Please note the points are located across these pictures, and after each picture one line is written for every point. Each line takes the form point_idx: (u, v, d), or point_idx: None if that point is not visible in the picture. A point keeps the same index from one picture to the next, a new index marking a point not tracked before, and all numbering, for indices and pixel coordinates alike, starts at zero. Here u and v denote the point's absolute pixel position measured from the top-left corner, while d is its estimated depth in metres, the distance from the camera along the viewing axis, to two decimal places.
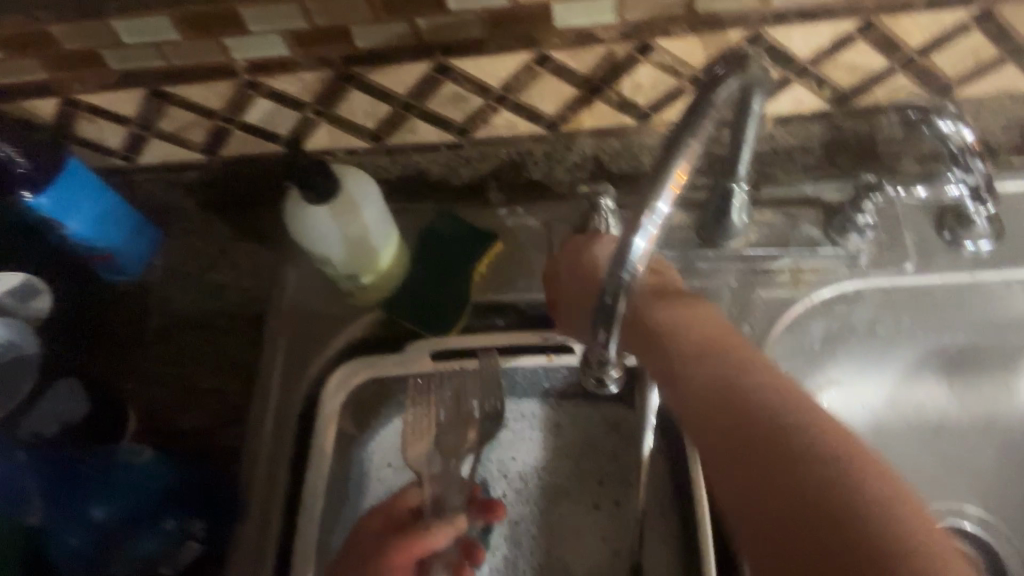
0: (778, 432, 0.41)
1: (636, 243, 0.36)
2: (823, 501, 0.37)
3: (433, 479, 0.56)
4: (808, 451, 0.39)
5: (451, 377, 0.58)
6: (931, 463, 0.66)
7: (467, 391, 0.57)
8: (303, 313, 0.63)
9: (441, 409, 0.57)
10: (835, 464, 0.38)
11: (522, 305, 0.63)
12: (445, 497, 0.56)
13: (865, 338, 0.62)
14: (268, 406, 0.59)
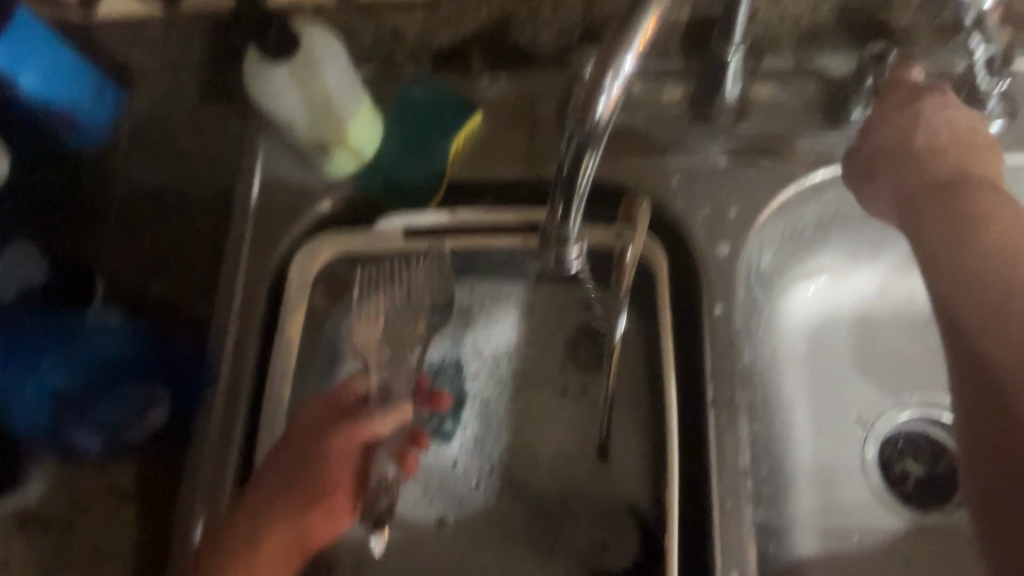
0: None
1: (600, 103, 0.33)
2: None
3: (380, 368, 0.53)
4: None
5: (403, 267, 0.56)
6: (920, 355, 0.64)
7: (417, 283, 0.56)
8: (273, 184, 0.60)
9: (393, 297, 0.55)
10: None
11: (501, 185, 0.59)
12: (393, 386, 0.54)
13: (858, 223, 0.61)
14: (236, 277, 0.58)
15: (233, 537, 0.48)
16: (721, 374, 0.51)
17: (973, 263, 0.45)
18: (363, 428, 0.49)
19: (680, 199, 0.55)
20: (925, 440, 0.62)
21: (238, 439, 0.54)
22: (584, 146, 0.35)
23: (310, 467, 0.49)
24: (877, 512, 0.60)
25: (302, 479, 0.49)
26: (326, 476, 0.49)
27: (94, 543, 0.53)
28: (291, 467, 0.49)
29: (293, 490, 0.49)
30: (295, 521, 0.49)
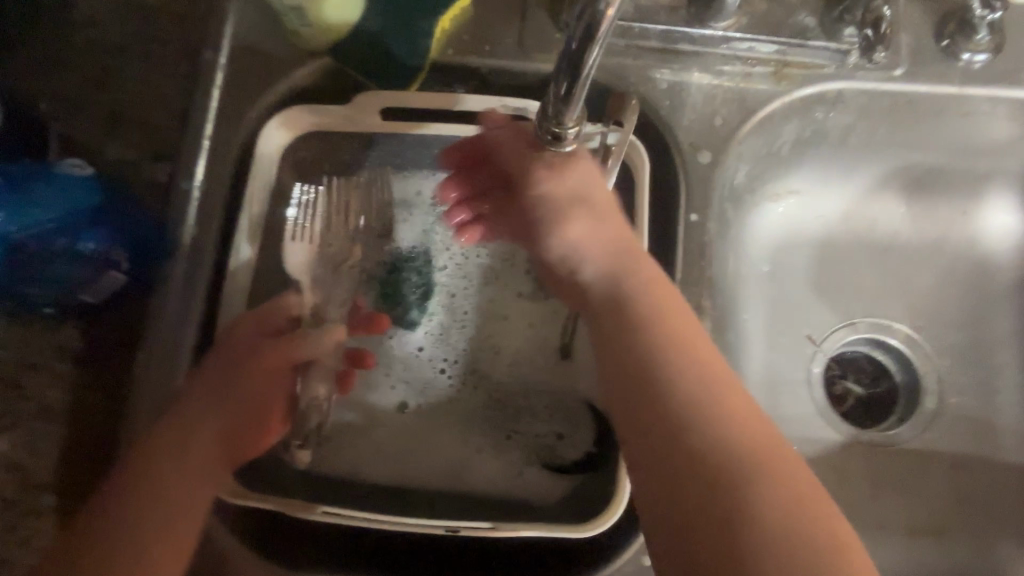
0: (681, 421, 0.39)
1: None
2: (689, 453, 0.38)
3: (313, 290, 0.54)
4: (691, 428, 0.39)
5: (343, 188, 0.56)
6: (873, 281, 0.66)
7: (354, 205, 0.57)
8: (244, 50, 0.57)
9: (334, 217, 0.55)
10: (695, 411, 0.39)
11: (484, 74, 0.58)
12: (325, 308, 0.54)
13: (834, 145, 0.61)
14: (200, 144, 0.56)
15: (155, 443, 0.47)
16: (692, 279, 0.51)
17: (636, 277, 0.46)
18: (297, 346, 0.51)
19: (666, 105, 0.55)
20: (868, 360, 0.66)
21: (197, 314, 0.53)
22: (592, 22, 0.31)
23: (238, 381, 0.50)
24: (818, 425, 0.63)
25: (229, 393, 0.49)
26: (255, 389, 0.50)
27: (43, 404, 0.52)
28: (218, 380, 0.49)
29: (221, 401, 0.49)
30: (224, 430, 0.49)
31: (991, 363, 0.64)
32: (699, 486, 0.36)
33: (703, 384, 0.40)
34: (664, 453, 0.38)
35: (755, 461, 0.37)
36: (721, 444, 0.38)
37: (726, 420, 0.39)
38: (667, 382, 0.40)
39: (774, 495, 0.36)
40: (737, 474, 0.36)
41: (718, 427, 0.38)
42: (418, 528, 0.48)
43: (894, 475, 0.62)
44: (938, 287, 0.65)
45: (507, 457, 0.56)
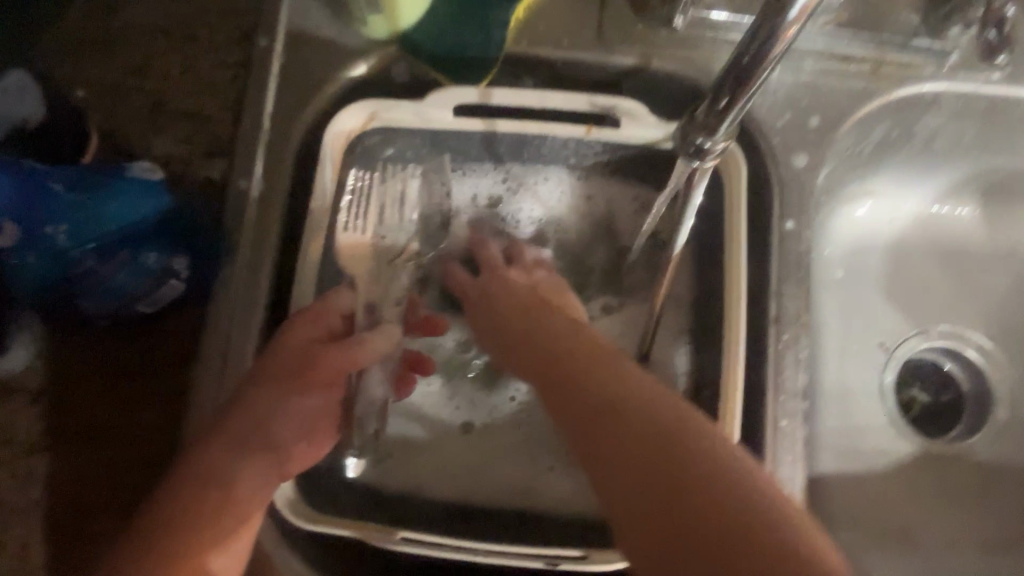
0: (651, 430, 0.34)
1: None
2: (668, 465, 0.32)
3: (365, 284, 0.51)
4: (652, 440, 0.33)
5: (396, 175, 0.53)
6: (948, 287, 0.64)
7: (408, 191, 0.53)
8: (303, 38, 0.53)
9: (385, 207, 0.52)
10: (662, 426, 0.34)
11: (559, 68, 0.54)
12: (378, 306, 0.51)
13: (917, 148, 0.58)
14: (257, 139, 0.52)
15: (223, 448, 0.42)
16: (789, 292, 0.49)
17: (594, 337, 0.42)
18: (345, 356, 0.46)
19: (756, 106, 0.52)
20: (936, 369, 0.64)
21: (257, 329, 0.49)
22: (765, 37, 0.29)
23: (302, 388, 0.44)
24: (889, 437, 0.61)
25: (292, 399, 0.44)
26: (313, 401, 0.45)
27: (90, 423, 0.49)
28: (285, 386, 0.44)
29: (289, 405, 0.44)
30: (294, 436, 0.44)
31: None
32: (678, 493, 0.31)
33: (626, 405, 0.36)
34: (631, 450, 0.33)
35: (708, 457, 0.32)
36: (662, 447, 0.33)
37: (699, 438, 0.33)
38: (629, 403, 0.36)
39: (710, 486, 0.31)
40: (687, 478, 0.31)
41: (675, 437, 0.33)
42: (513, 561, 0.45)
43: (965, 488, 0.60)
44: (1013, 294, 0.63)
45: (578, 477, 0.52)
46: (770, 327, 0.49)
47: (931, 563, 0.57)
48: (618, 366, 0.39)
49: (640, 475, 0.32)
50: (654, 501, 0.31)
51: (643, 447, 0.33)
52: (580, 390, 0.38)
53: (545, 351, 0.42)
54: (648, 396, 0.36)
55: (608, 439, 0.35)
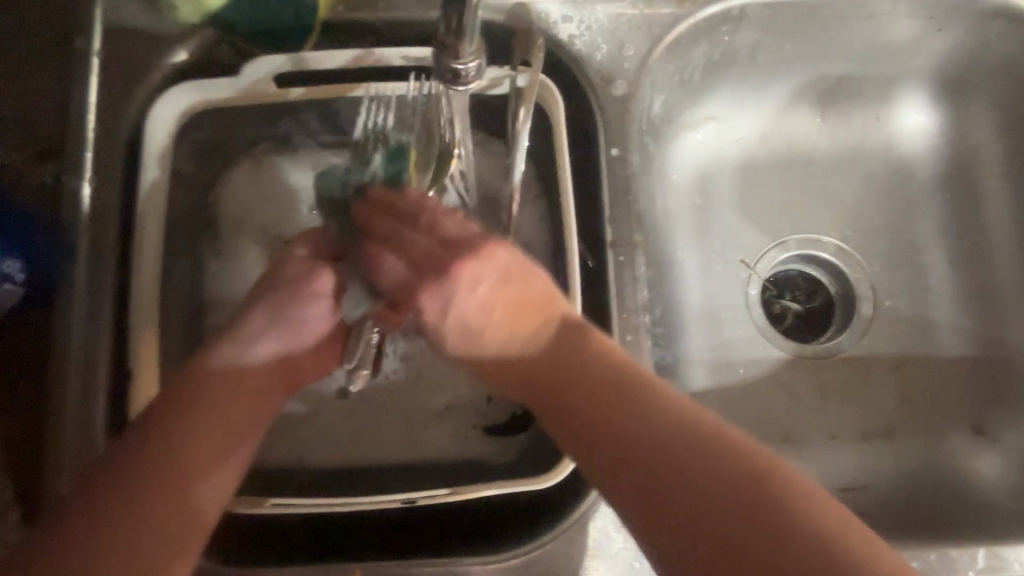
0: (661, 445, 0.36)
1: None
2: (709, 498, 0.35)
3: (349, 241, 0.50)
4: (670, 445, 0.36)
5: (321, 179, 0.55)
6: (801, 196, 0.66)
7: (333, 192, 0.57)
8: (116, 31, 0.52)
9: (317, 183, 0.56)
10: (674, 433, 0.37)
11: (379, 30, 0.55)
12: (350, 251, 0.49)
13: (744, 65, 0.60)
14: (84, 138, 0.50)
15: (186, 425, 0.39)
16: (621, 214, 0.51)
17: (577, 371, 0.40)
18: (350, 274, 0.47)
19: (572, 43, 0.54)
20: (801, 278, 0.66)
21: (108, 326, 0.48)
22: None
23: (302, 305, 0.46)
24: (761, 345, 0.63)
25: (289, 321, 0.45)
26: (314, 317, 0.46)
27: None
28: (281, 309, 0.45)
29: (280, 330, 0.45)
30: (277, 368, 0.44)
31: (921, 262, 0.65)
32: (737, 519, 0.34)
33: (602, 377, 0.39)
34: (652, 459, 0.36)
35: (725, 463, 0.36)
36: (675, 454, 0.36)
37: (725, 461, 0.36)
38: (630, 413, 0.38)
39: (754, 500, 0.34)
40: (726, 501, 0.34)
41: (711, 467, 0.35)
42: (374, 505, 0.45)
43: (841, 384, 0.62)
44: (864, 194, 0.66)
45: (455, 426, 0.53)
46: (607, 251, 0.50)
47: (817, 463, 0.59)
48: (580, 335, 0.42)
49: (663, 484, 0.36)
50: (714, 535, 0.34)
51: (679, 478, 0.35)
52: (561, 371, 0.40)
53: (540, 371, 0.41)
54: (611, 362, 0.40)
55: (632, 452, 0.37)
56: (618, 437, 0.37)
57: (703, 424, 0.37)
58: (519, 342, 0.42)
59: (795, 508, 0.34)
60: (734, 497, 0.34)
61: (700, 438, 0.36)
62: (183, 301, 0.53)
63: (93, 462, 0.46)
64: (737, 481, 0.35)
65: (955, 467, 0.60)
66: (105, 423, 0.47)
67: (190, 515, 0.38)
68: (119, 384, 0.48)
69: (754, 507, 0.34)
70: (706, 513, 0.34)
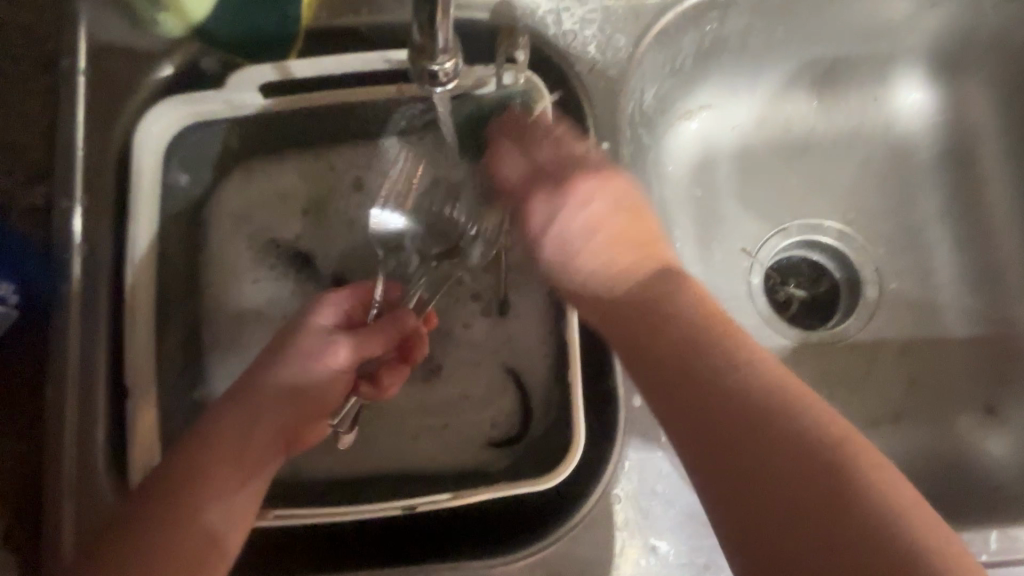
0: (734, 388, 0.36)
1: None
2: (774, 442, 0.34)
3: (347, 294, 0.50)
4: (749, 397, 0.36)
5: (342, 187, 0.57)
6: (801, 181, 0.65)
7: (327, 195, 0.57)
8: (99, 49, 0.52)
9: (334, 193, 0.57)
10: (750, 381, 0.36)
11: (364, 34, 0.55)
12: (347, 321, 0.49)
13: (735, 51, 0.60)
14: (73, 160, 0.50)
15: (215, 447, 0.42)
16: None
17: (658, 323, 0.41)
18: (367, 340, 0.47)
19: (559, 37, 0.53)
20: (805, 264, 0.65)
21: (103, 348, 0.48)
22: None
23: (311, 372, 0.46)
24: (765, 334, 0.62)
25: (300, 392, 0.46)
26: (322, 376, 0.47)
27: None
28: (294, 376, 0.46)
29: (291, 399, 0.45)
30: (282, 436, 0.45)
31: (924, 242, 0.64)
32: (797, 465, 0.33)
33: (686, 325, 0.40)
34: (722, 398, 0.36)
35: (802, 424, 0.34)
36: (753, 400, 0.35)
37: (799, 416, 0.35)
38: (709, 355, 0.38)
39: (820, 452, 0.33)
40: (792, 451, 0.33)
41: (785, 418, 0.34)
42: (372, 513, 0.45)
43: (849, 368, 0.61)
44: (864, 176, 0.65)
45: (458, 428, 0.53)
46: None
47: None
48: (661, 294, 0.42)
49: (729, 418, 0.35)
50: (774, 477, 0.33)
51: (748, 416, 0.35)
52: (649, 318, 0.41)
53: (636, 311, 0.42)
54: (691, 319, 0.40)
55: (699, 392, 0.37)
56: (691, 370, 0.38)
57: (783, 381, 0.36)
58: (613, 281, 0.45)
59: (857, 470, 0.33)
60: (799, 442, 0.34)
61: (774, 404, 0.35)
62: (179, 317, 0.53)
63: (93, 481, 0.46)
64: (823, 439, 0.34)
65: (969, 449, 0.58)
66: (105, 442, 0.47)
67: (190, 522, 0.39)
68: (117, 403, 0.49)
69: (817, 453, 0.33)
70: (773, 458, 0.33)
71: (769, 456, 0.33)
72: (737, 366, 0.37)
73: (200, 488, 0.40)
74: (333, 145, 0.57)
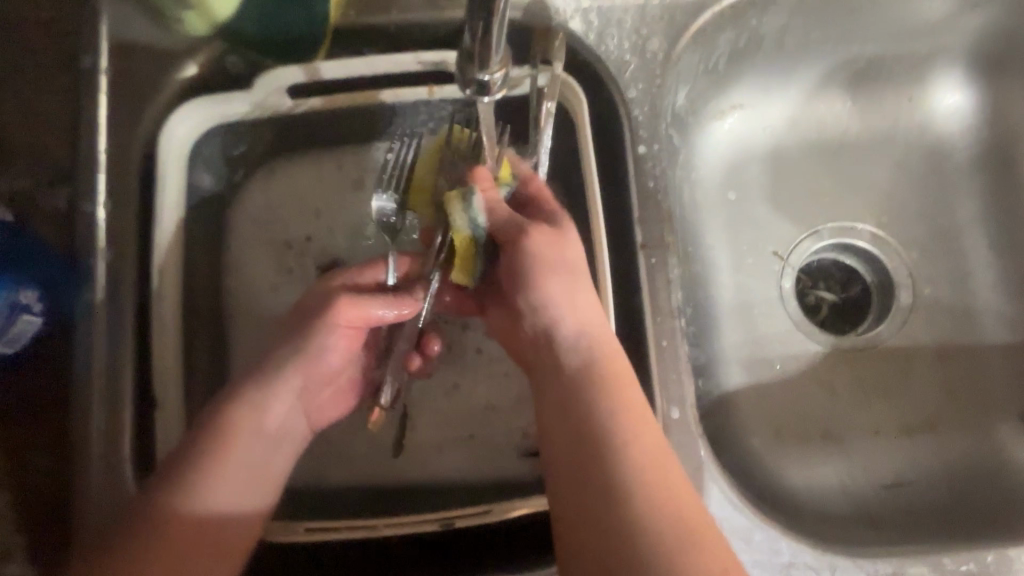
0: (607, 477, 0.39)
1: None
2: (625, 531, 0.37)
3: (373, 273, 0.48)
4: (620, 482, 0.38)
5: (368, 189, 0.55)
6: (833, 183, 0.63)
7: (351, 197, 0.56)
8: (122, 47, 0.51)
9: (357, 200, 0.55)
10: (627, 466, 0.39)
11: (393, 34, 0.53)
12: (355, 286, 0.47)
13: (771, 51, 0.58)
14: (97, 161, 0.49)
15: (198, 482, 0.41)
16: (651, 214, 0.49)
17: (574, 386, 0.42)
18: (368, 309, 0.45)
19: (594, 37, 0.52)
20: (836, 267, 0.64)
21: (129, 356, 0.47)
22: None
23: (318, 341, 0.45)
24: (798, 339, 0.61)
25: (311, 359, 0.46)
26: (330, 346, 0.46)
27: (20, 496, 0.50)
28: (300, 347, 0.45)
29: (298, 365, 0.45)
30: (298, 402, 0.46)
31: (959, 246, 0.62)
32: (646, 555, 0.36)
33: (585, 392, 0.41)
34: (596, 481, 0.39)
35: (657, 517, 0.37)
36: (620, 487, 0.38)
37: (659, 506, 0.37)
38: (600, 432, 0.40)
39: (670, 545, 0.36)
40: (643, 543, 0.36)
41: (647, 507, 0.37)
42: (411, 529, 0.44)
43: (882, 375, 0.60)
44: (897, 179, 0.64)
45: (487, 439, 0.52)
46: (638, 253, 0.49)
47: (859, 459, 0.57)
48: (582, 351, 0.43)
49: (595, 504, 0.38)
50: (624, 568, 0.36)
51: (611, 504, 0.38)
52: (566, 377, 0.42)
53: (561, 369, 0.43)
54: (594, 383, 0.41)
55: (579, 475, 0.39)
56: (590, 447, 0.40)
57: (654, 467, 0.39)
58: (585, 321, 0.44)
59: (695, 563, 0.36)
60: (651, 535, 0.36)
61: (639, 494, 0.38)
62: (203, 322, 0.52)
63: (119, 491, 0.45)
64: (675, 533, 0.37)
65: (1005, 459, 0.57)
66: (132, 452, 0.46)
67: None
68: (143, 412, 0.47)
69: (669, 546, 0.36)
70: (628, 547, 0.36)
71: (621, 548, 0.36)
72: (617, 447, 0.39)
73: (201, 517, 0.40)
74: (359, 144, 0.56)
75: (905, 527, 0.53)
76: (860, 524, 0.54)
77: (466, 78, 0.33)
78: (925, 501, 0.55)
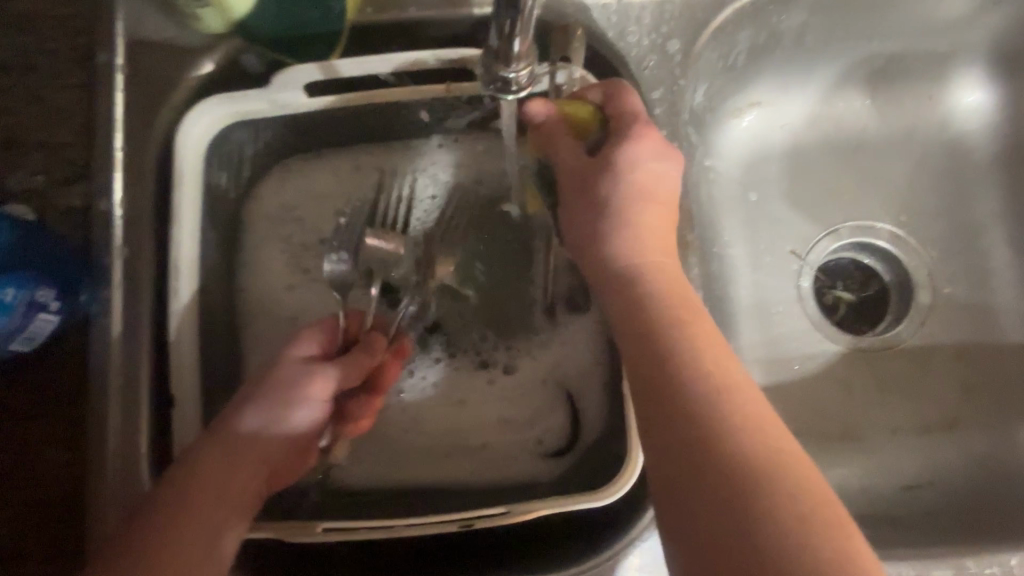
0: (679, 392, 0.35)
1: None
2: (706, 440, 0.33)
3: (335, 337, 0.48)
4: (695, 394, 0.35)
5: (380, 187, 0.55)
6: (852, 181, 0.63)
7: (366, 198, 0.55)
8: (138, 45, 0.50)
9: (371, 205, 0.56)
10: (700, 377, 0.36)
11: (410, 31, 0.53)
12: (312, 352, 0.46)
13: (791, 47, 0.58)
14: (113, 159, 0.49)
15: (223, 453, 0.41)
16: None
17: (644, 305, 0.39)
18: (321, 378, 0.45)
19: (613, 36, 0.52)
20: (854, 266, 0.63)
21: (146, 353, 0.47)
22: None
23: (292, 412, 0.44)
24: (816, 339, 0.60)
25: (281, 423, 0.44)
26: (303, 423, 0.44)
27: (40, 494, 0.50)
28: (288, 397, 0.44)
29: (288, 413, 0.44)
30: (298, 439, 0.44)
31: (980, 245, 0.62)
32: (728, 465, 0.32)
33: (658, 311, 0.39)
34: (671, 393, 0.35)
35: (738, 427, 0.34)
36: (694, 397, 0.35)
37: (740, 415, 0.34)
38: (666, 344, 0.37)
39: (753, 451, 0.33)
40: (731, 453, 0.33)
41: (727, 416, 0.34)
42: (430, 530, 0.44)
43: (902, 375, 0.59)
44: (917, 178, 0.63)
45: (501, 443, 0.51)
46: None
47: (878, 461, 0.57)
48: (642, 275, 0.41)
49: (673, 415, 0.35)
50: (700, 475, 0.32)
51: (688, 418, 0.34)
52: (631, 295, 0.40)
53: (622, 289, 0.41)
54: (658, 302, 0.39)
55: (653, 389, 0.36)
56: (656, 361, 0.37)
57: (736, 377, 0.36)
58: (642, 250, 0.42)
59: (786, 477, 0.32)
60: (735, 442, 0.33)
61: (719, 404, 0.34)
62: (221, 320, 0.52)
63: (137, 489, 0.45)
64: (757, 442, 0.33)
65: None
66: (148, 450, 0.46)
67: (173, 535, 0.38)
68: (160, 411, 0.47)
69: (752, 452, 0.33)
70: (710, 457, 0.33)
71: (704, 457, 0.33)
72: (688, 360, 0.36)
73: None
74: (375, 142, 0.56)
75: (926, 530, 0.52)
76: (879, 525, 0.53)
77: (490, 75, 0.33)
78: (945, 502, 0.55)
